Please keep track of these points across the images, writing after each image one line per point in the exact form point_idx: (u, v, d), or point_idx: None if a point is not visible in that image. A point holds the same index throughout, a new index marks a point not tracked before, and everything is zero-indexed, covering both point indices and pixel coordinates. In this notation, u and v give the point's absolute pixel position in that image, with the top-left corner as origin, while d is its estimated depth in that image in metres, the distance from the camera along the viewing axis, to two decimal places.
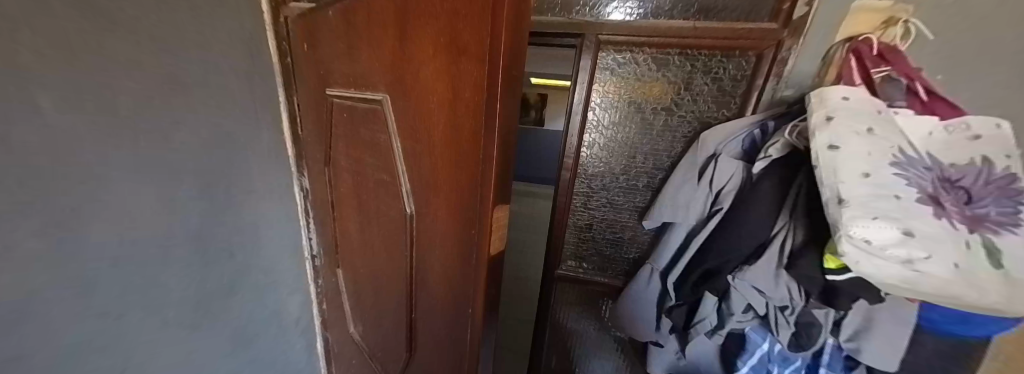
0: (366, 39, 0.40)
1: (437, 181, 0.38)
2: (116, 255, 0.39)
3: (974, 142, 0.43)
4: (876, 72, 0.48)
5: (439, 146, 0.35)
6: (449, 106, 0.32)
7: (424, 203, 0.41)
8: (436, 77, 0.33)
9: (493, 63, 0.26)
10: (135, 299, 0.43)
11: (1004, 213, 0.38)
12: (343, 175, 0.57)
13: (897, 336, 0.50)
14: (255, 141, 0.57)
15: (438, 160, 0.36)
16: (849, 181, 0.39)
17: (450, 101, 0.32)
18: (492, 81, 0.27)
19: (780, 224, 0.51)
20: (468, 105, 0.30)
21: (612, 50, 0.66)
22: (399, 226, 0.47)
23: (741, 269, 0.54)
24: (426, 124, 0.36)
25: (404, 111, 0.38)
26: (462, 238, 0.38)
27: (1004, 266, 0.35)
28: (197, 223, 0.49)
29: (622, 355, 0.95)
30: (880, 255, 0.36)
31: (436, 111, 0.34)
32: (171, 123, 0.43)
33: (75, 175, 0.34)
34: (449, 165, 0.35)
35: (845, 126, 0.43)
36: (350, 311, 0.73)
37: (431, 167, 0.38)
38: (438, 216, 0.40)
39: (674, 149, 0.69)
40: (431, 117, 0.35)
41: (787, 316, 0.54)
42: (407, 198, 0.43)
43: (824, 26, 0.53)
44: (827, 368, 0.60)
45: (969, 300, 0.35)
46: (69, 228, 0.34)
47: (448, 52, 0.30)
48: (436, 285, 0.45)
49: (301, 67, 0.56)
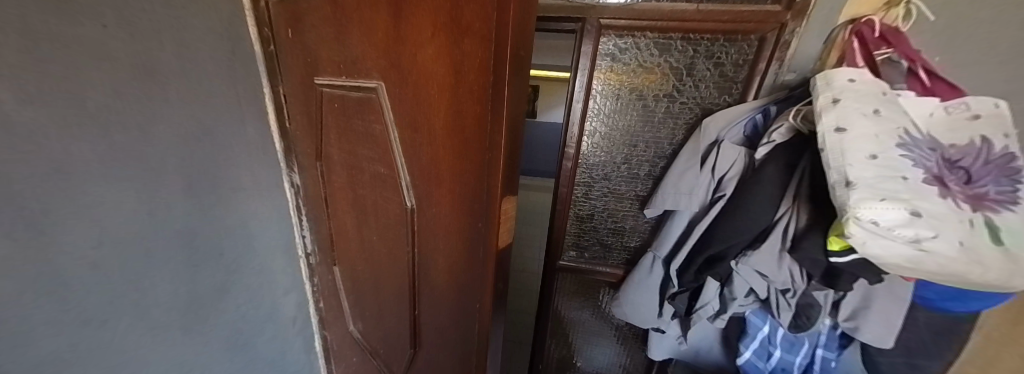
0: (356, 20, 0.37)
1: (439, 173, 0.36)
2: (96, 259, 0.37)
3: (973, 122, 0.43)
4: (880, 53, 0.48)
5: (442, 135, 0.34)
6: (450, 91, 0.31)
7: (425, 196, 0.39)
8: (435, 60, 0.31)
9: (498, 42, 0.24)
10: (120, 305, 0.40)
11: (1004, 192, 0.39)
12: (338, 170, 0.54)
13: (895, 314, 0.51)
14: (241, 135, 0.54)
15: (439, 150, 0.34)
16: (856, 163, 0.39)
17: (452, 87, 0.30)
18: (498, 62, 0.25)
19: (783, 209, 0.52)
20: (472, 88, 0.29)
21: (613, 35, 0.64)
22: (398, 221, 0.46)
23: (746, 255, 0.55)
24: (425, 112, 0.34)
25: (401, 99, 0.36)
26: (467, 231, 0.37)
27: (1004, 243, 0.36)
28: (181, 223, 0.46)
29: (622, 342, 0.96)
30: (886, 235, 0.36)
31: (436, 97, 0.32)
32: (149, 116, 0.39)
33: (44, 172, 0.31)
34: (452, 154, 0.34)
35: (851, 108, 0.43)
36: (349, 309, 0.71)
37: (431, 158, 0.36)
38: (441, 209, 0.38)
39: (676, 136, 0.69)
40: (431, 104, 0.33)
41: (788, 299, 0.56)
42: (407, 192, 0.41)
43: (828, 8, 0.53)
44: (823, 348, 0.63)
45: (971, 277, 0.36)
46: (42, 232, 0.31)
47: (448, 31, 0.28)
48: (440, 281, 0.44)
49: (284, 54, 0.52)
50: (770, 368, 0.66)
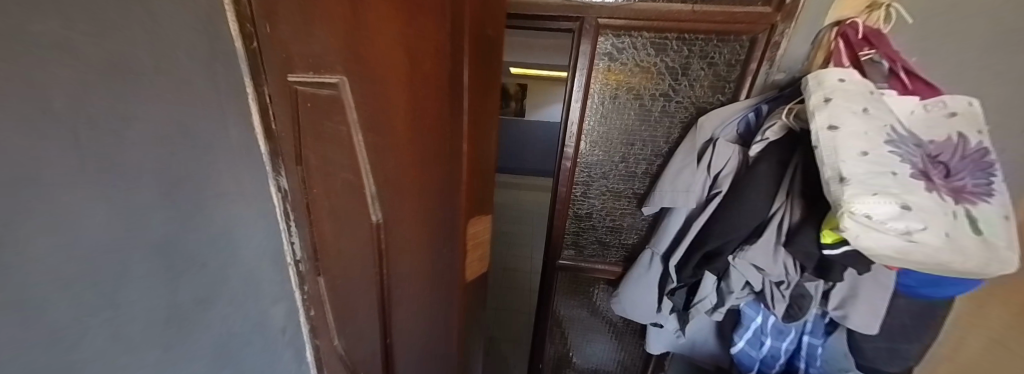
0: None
1: (402, 176, 0.34)
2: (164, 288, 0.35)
3: (950, 119, 0.46)
4: (863, 54, 0.51)
5: (403, 135, 0.32)
6: (410, 85, 0.29)
7: (397, 206, 0.36)
8: (387, 50, 0.28)
9: (455, 38, 0.26)
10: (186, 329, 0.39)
11: (979, 184, 0.42)
12: (315, 177, 0.51)
13: (878, 300, 0.53)
14: None
15: (400, 152, 0.33)
16: (849, 159, 0.41)
17: (410, 80, 0.29)
18: (457, 55, 0.26)
19: (778, 204, 0.54)
20: (433, 82, 0.29)
21: (610, 34, 0.64)
22: (362, 242, 0.41)
23: (742, 249, 0.56)
24: (383, 110, 0.31)
25: (363, 95, 0.30)
26: (434, 231, 0.37)
27: (982, 232, 0.39)
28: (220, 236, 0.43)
29: (617, 338, 0.98)
30: (878, 228, 0.38)
31: (397, 92, 0.30)
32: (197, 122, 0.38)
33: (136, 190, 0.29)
34: (418, 151, 0.33)
35: (842, 106, 0.44)
36: (336, 322, 0.68)
37: (394, 161, 0.33)
38: (410, 212, 0.36)
39: (672, 135, 0.70)
40: (390, 101, 0.30)
41: (781, 291, 0.57)
42: (373, 206, 0.37)
43: (815, 12, 0.56)
44: (810, 334, 0.67)
45: (956, 266, 0.39)
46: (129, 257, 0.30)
47: (401, 16, 0.26)
48: (408, 291, 0.42)
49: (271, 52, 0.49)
50: (761, 356, 0.69)
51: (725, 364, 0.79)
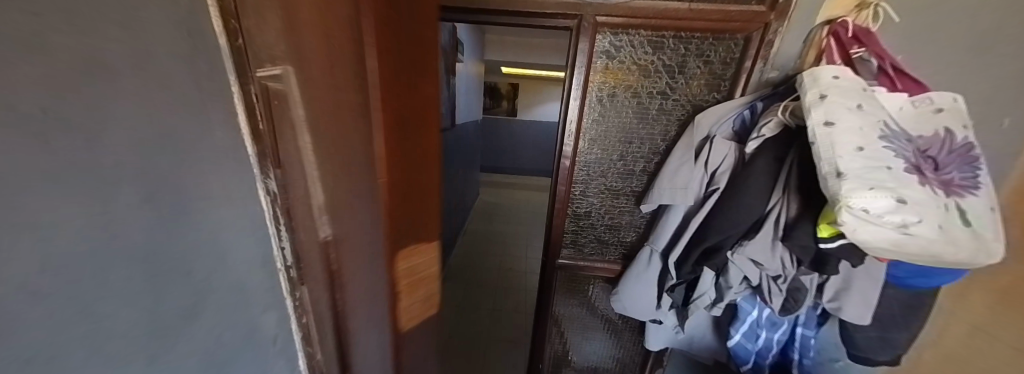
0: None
1: (349, 162, 0.27)
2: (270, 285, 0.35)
3: (938, 115, 0.48)
4: (854, 52, 0.52)
5: (349, 105, 0.26)
6: (349, 42, 0.24)
7: (352, 199, 0.29)
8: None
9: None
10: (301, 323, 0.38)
11: (966, 178, 0.44)
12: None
13: (870, 291, 0.55)
14: None
15: (343, 130, 0.26)
16: (845, 155, 0.42)
17: (348, 35, 0.24)
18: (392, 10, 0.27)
19: (774, 200, 0.54)
20: (372, 38, 0.26)
21: (608, 32, 0.64)
22: (308, 270, 0.29)
23: (740, 244, 0.57)
24: (327, 79, 0.23)
25: (304, 63, 0.22)
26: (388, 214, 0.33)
27: (971, 224, 0.41)
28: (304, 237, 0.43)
29: (615, 335, 0.98)
30: (875, 222, 0.39)
31: (337, 51, 0.24)
32: None
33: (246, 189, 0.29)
34: (365, 123, 0.28)
35: (838, 103, 0.45)
36: None
37: (339, 144, 0.26)
38: (363, 202, 0.30)
39: (669, 133, 0.71)
40: (329, 62, 0.23)
41: (778, 284, 0.58)
42: (322, 217, 0.27)
43: (807, 11, 0.56)
44: (804, 326, 0.69)
45: (948, 257, 0.40)
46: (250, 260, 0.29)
47: None
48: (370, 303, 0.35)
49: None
50: (757, 348, 0.70)
51: (722, 358, 0.80)
